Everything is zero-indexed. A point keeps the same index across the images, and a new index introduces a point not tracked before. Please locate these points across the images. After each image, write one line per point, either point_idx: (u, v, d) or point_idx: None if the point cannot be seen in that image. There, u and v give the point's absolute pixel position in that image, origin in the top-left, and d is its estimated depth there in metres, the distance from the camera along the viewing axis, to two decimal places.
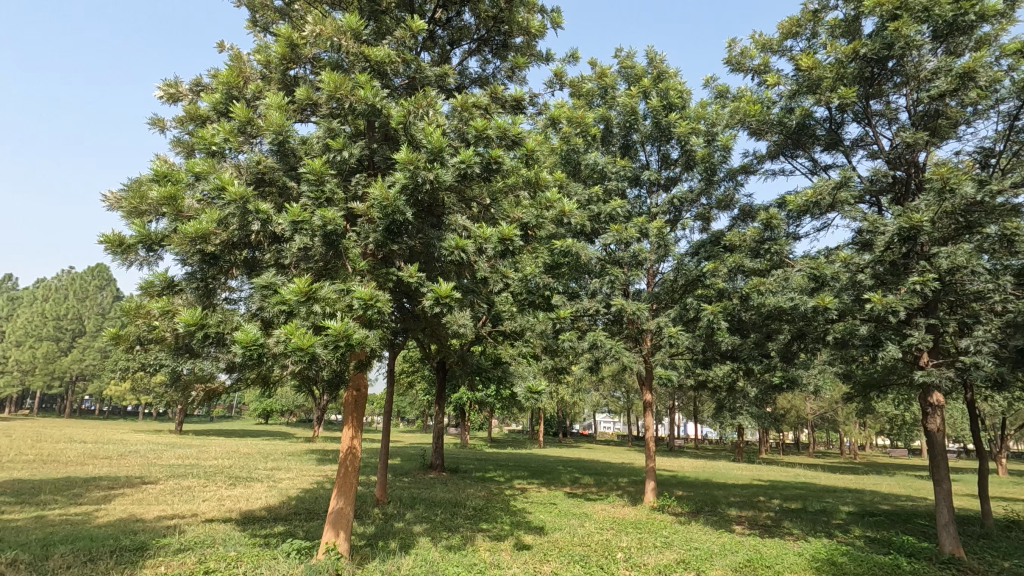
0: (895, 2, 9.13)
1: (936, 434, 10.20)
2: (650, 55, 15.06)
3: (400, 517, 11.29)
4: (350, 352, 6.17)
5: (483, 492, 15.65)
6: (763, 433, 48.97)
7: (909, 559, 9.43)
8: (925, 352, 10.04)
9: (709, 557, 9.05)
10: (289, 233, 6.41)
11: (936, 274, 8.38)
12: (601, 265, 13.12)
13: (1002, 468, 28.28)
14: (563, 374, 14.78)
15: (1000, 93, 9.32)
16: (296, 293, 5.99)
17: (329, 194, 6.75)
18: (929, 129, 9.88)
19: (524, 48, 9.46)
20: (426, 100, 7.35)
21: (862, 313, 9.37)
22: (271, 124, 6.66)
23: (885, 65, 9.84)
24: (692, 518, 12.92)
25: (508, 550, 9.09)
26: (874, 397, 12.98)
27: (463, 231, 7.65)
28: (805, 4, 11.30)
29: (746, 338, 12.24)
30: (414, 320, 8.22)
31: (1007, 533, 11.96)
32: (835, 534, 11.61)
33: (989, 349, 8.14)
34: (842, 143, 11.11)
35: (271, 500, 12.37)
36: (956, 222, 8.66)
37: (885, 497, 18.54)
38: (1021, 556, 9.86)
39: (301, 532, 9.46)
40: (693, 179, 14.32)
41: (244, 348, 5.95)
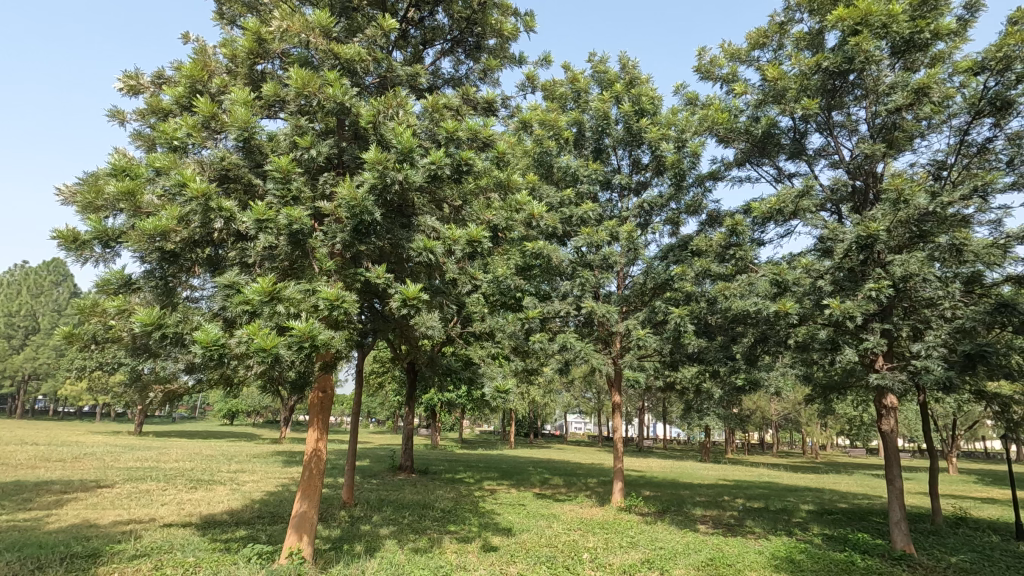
0: (856, 18, 9.19)
1: (889, 435, 10.59)
2: (623, 60, 15.25)
3: (367, 519, 11.18)
4: (314, 353, 6.08)
5: (452, 493, 15.59)
6: (729, 433, 49.88)
7: (864, 556, 9.75)
8: (880, 355, 10.42)
9: (672, 556, 9.23)
10: (253, 231, 6.28)
11: (891, 281, 8.68)
12: (572, 267, 13.21)
13: (952, 467, 29.39)
14: (534, 376, 14.82)
15: (952, 109, 9.77)
16: (259, 293, 5.87)
17: (295, 193, 6.64)
18: (887, 141, 10.25)
19: (497, 50, 9.49)
20: (397, 100, 7.28)
21: (822, 318, 9.66)
22: (236, 120, 6.51)
23: (847, 78, 10.19)
24: (658, 518, 13.12)
25: (474, 552, 9.09)
26: (833, 399, 13.42)
27: (433, 232, 7.62)
28: (772, 16, 11.60)
29: (712, 341, 12.49)
30: (383, 321, 8.15)
31: (955, 530, 12.48)
32: (794, 532, 11.92)
33: (939, 353, 8.51)
34: (805, 153, 11.45)
35: (233, 504, 12.07)
36: (910, 231, 9.05)
37: (844, 497, 18.68)
38: (967, 552, 10.31)
39: (264, 536, 9.27)
40: (663, 184, 14.57)
41: (204, 348, 5.79)
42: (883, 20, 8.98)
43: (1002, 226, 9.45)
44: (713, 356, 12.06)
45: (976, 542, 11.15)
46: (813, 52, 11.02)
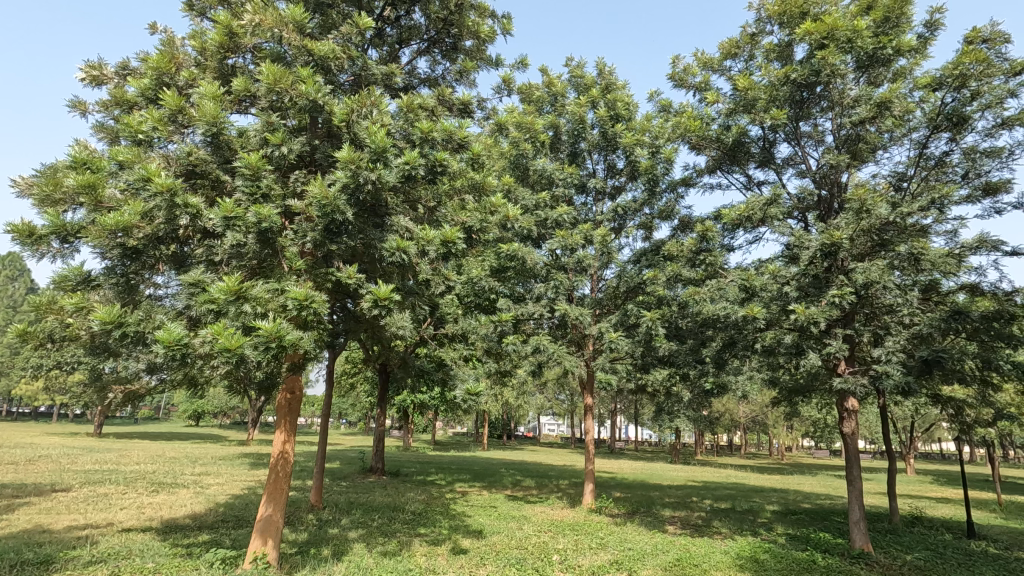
0: (822, 32, 9.50)
1: (850, 437, 10.91)
2: (599, 66, 15.39)
3: (335, 522, 11.00)
4: (282, 354, 5.97)
5: (423, 495, 15.46)
6: (698, 435, 50.74)
7: (825, 555, 10.01)
8: (843, 360, 10.74)
9: (640, 557, 9.35)
10: (220, 229, 6.13)
11: (853, 287, 8.95)
12: (547, 270, 13.26)
13: (909, 467, 30.46)
14: (507, 378, 14.81)
15: (913, 123, 10.14)
16: (225, 292, 5.73)
17: (265, 190, 6.52)
18: (851, 153, 10.59)
19: (474, 51, 9.46)
20: (371, 99, 7.21)
21: (787, 323, 9.91)
22: (204, 114, 6.35)
23: (813, 90, 10.52)
24: (628, 519, 13.27)
25: (444, 555, 9.03)
26: (797, 402, 13.76)
27: (406, 233, 7.55)
28: (744, 27, 11.86)
29: (682, 344, 12.69)
30: (354, 321, 8.11)
31: (911, 529, 12.91)
32: (759, 532, 12.17)
33: (897, 358, 8.84)
34: (773, 161, 11.76)
35: (196, 508, 11.75)
36: (872, 240, 9.25)
37: (808, 497, 19.40)
38: (923, 550, 10.67)
39: (228, 540, 9.05)
40: (637, 189, 14.74)
41: (166, 348, 5.61)
42: (847, 35, 9.30)
43: (957, 236, 9.84)
44: (683, 359, 12.25)
45: (930, 540, 11.57)
46: (783, 63, 11.30)
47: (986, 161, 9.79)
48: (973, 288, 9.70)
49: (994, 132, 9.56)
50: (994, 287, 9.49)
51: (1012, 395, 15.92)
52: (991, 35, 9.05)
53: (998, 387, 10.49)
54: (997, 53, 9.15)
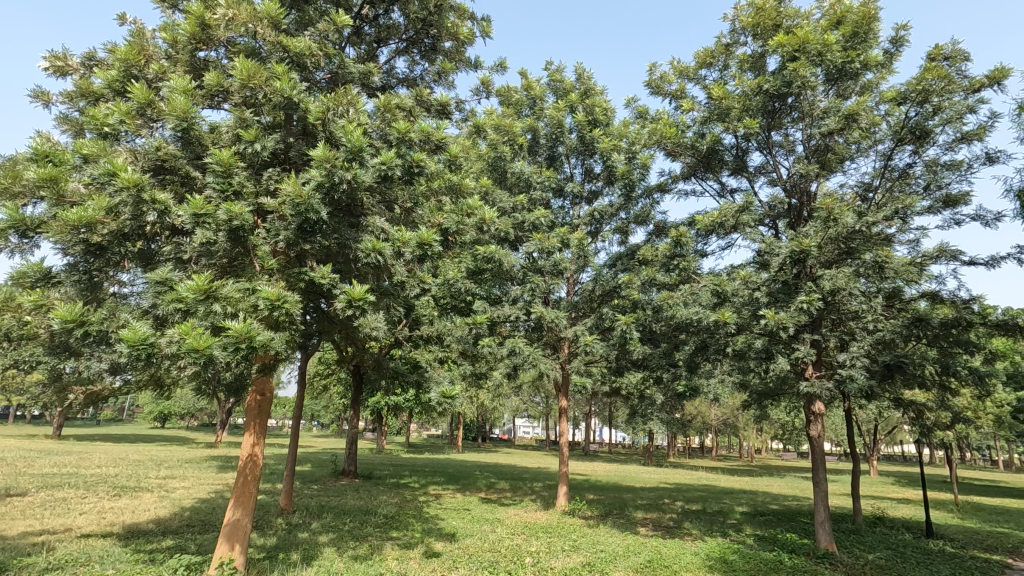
0: (794, 45, 9.75)
1: (817, 440, 11.18)
2: (578, 71, 15.52)
3: (305, 526, 10.81)
4: (252, 354, 5.85)
5: (396, 498, 15.31)
6: (671, 437, 51.47)
7: (791, 555, 10.24)
8: (810, 364, 11.00)
9: (612, 559, 9.42)
10: (189, 226, 5.98)
11: (821, 293, 9.19)
12: (523, 272, 13.28)
13: (872, 469, 31.42)
14: (482, 380, 14.78)
15: (879, 135, 10.47)
16: (194, 291, 5.59)
17: (237, 187, 6.39)
18: (820, 162, 10.88)
19: (453, 53, 9.44)
20: (347, 98, 7.13)
21: (757, 328, 10.13)
22: (174, 109, 6.19)
23: (785, 101, 10.79)
24: (600, 521, 13.37)
25: (416, 558, 8.96)
26: (767, 405, 14.05)
27: (382, 233, 7.48)
28: (718, 37, 12.10)
29: (656, 348, 12.84)
30: (328, 322, 8.01)
31: (873, 529, 13.30)
32: (728, 533, 12.39)
33: (861, 363, 9.09)
34: (746, 169, 12.02)
35: (161, 512, 11.43)
36: (839, 248, 9.51)
37: (774, 497, 20.21)
38: (884, 550, 11.01)
39: (193, 546, 8.82)
40: (613, 193, 14.90)
41: (130, 347, 5.45)
42: (818, 48, 9.57)
43: (919, 245, 10.19)
44: (657, 362, 12.40)
45: (891, 540, 11.94)
46: (756, 74, 11.56)
47: (947, 173, 10.18)
48: (933, 296, 10.07)
49: (954, 146, 9.95)
50: (952, 294, 9.88)
51: (968, 399, 16.57)
52: (951, 53, 9.44)
53: (955, 392, 10.90)
54: (957, 70, 9.54)
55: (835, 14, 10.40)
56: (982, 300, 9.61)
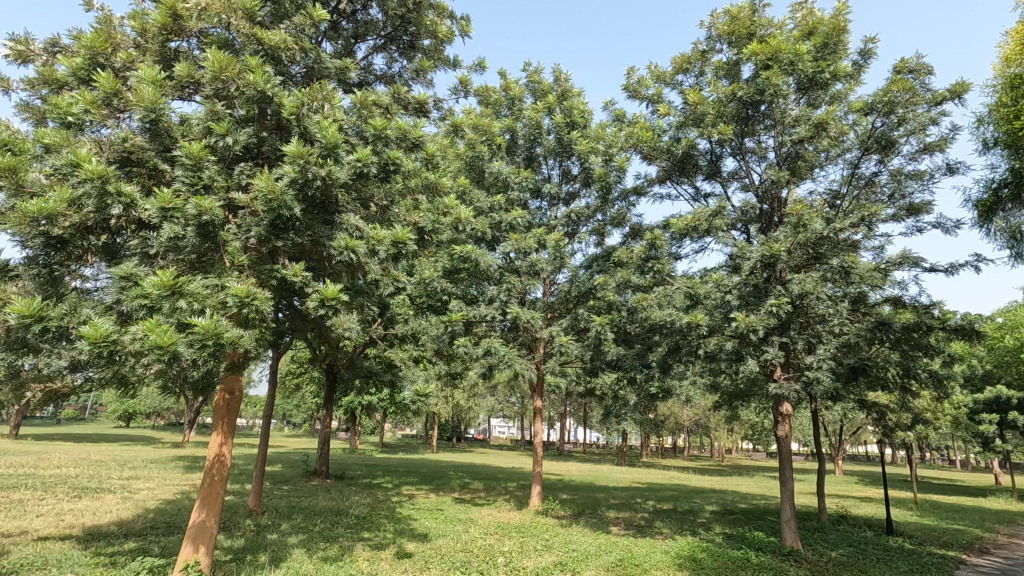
0: (767, 53, 9.97)
1: (784, 440, 11.42)
2: (556, 73, 15.59)
3: (275, 527, 10.62)
4: (219, 352, 5.73)
5: (368, 499, 15.16)
6: (644, 437, 52.02)
7: (758, 552, 10.46)
8: (779, 366, 11.24)
9: (584, 558, 9.50)
10: (157, 220, 5.83)
11: (790, 297, 9.40)
12: (500, 273, 13.28)
13: (837, 468, 32.33)
14: (458, 380, 14.73)
15: (847, 144, 10.77)
16: (159, 287, 5.42)
17: (207, 181, 6.26)
18: (791, 169, 11.17)
19: (432, 51, 9.42)
20: (322, 94, 7.01)
21: (728, 330, 10.31)
22: (142, 99, 6.02)
23: (758, 108, 11.03)
24: (573, 521, 13.44)
25: (387, 559, 8.89)
26: (737, 406, 14.30)
27: (356, 231, 7.39)
28: (695, 44, 12.29)
29: (630, 349, 13.00)
30: (300, 320, 7.91)
31: (838, 527, 13.66)
32: (698, 532, 12.59)
33: (828, 364, 9.33)
34: (719, 174, 12.26)
35: (123, 514, 11.11)
36: (807, 253, 9.74)
37: (744, 497, 20.51)
38: (847, 547, 11.31)
39: (157, 548, 8.60)
40: (590, 195, 15.01)
41: (92, 344, 5.28)
42: (790, 58, 9.82)
43: (883, 252, 10.53)
44: (630, 363, 12.56)
45: (854, 537, 12.28)
46: (730, 81, 11.79)
47: (910, 183, 10.55)
48: (896, 301, 10.42)
49: (917, 156, 10.30)
50: (914, 300, 10.23)
51: (927, 401, 17.16)
52: (916, 67, 9.79)
53: (916, 394, 11.27)
54: (921, 83, 9.88)
55: (807, 25, 10.67)
56: (943, 305, 9.97)
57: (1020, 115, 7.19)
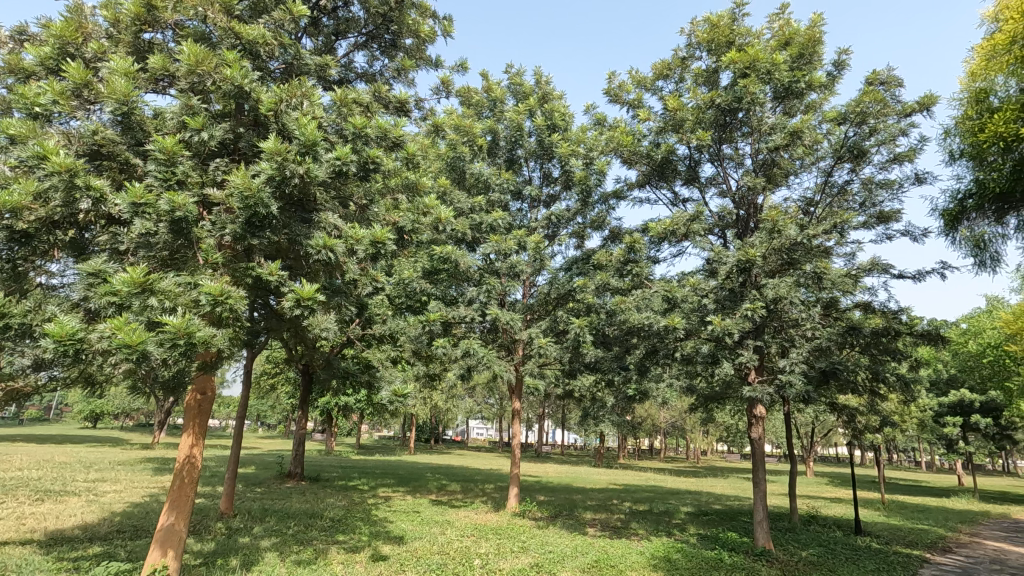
0: (745, 62, 10.15)
1: (758, 442, 11.62)
2: (538, 75, 15.64)
3: (246, 531, 10.42)
4: (191, 352, 5.60)
5: (344, 501, 14.97)
6: (621, 439, 52.40)
7: (731, 553, 10.62)
8: (754, 369, 11.42)
9: (560, 559, 9.53)
10: (127, 215, 5.69)
11: (764, 301, 9.57)
12: (480, 274, 13.25)
13: (808, 469, 33.03)
14: (436, 381, 14.66)
15: (821, 152, 11.02)
16: (129, 284, 5.28)
17: (181, 177, 6.12)
18: (767, 176, 11.38)
19: (414, 50, 9.37)
20: (301, 90, 6.92)
21: (705, 333, 10.45)
22: (114, 91, 5.88)
23: (736, 116, 11.22)
24: (550, 522, 13.48)
25: (362, 562, 8.80)
26: (713, 408, 14.50)
27: (334, 230, 7.29)
28: (675, 51, 12.44)
29: (608, 351, 13.09)
30: (276, 320, 7.78)
31: (808, 527, 13.94)
32: (673, 533, 12.73)
33: (800, 368, 9.52)
34: (698, 180, 12.43)
35: (88, 517, 10.79)
36: (782, 258, 9.94)
37: (718, 498, 20.81)
38: (817, 547, 11.55)
39: (123, 552, 8.37)
40: (571, 198, 15.09)
41: (56, 343, 5.12)
42: (767, 67, 10.02)
43: (855, 258, 10.79)
44: (608, 365, 12.65)
45: (823, 537, 12.55)
46: (709, 88, 11.97)
47: (881, 192, 10.84)
48: (866, 306, 10.70)
49: (887, 166, 10.59)
50: (883, 305, 10.51)
51: (894, 404, 17.64)
52: (887, 79, 10.07)
53: (884, 397, 11.57)
54: (892, 95, 10.17)
55: (784, 35, 10.90)
56: (910, 311, 10.26)
57: (984, 127, 7.44)
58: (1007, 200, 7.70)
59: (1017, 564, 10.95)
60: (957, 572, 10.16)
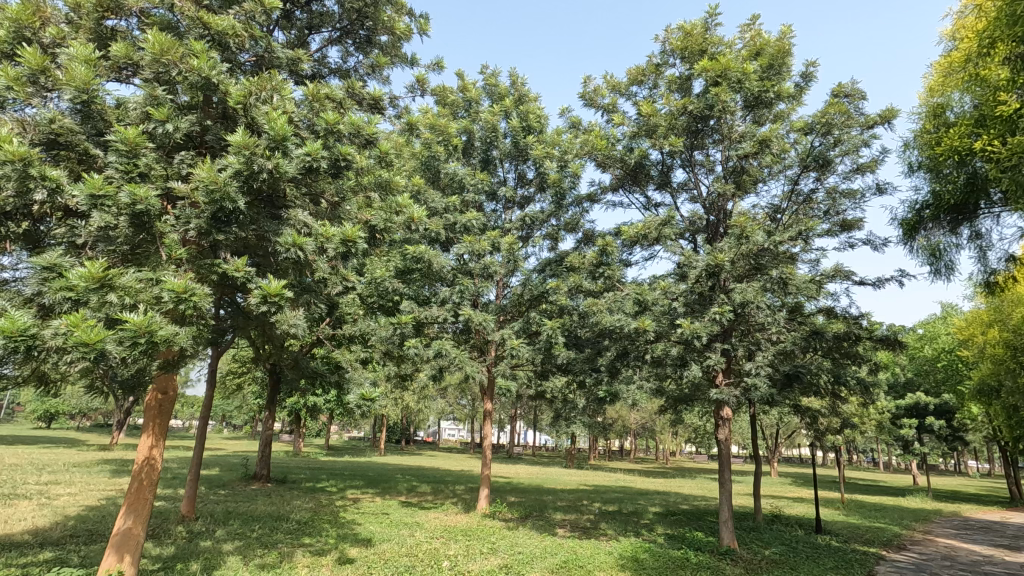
0: (717, 70, 10.35)
1: (724, 443, 11.85)
2: (513, 77, 15.67)
3: (208, 534, 10.13)
4: (152, 350, 5.42)
5: (311, 503, 14.70)
6: (592, 441, 52.77)
7: (697, 552, 10.81)
8: (721, 371, 11.65)
9: (530, 560, 9.55)
10: (85, 208, 5.47)
11: (732, 305, 9.76)
12: (453, 274, 13.19)
13: (773, 470, 33.88)
14: (407, 382, 14.53)
15: (788, 160, 11.31)
16: (86, 279, 5.08)
17: (143, 169, 5.92)
18: (736, 183, 11.64)
19: (389, 47, 9.27)
20: (272, 84, 6.77)
21: (674, 336, 10.60)
22: (73, 79, 5.67)
23: (707, 123, 11.44)
24: (519, 523, 13.49)
25: (328, 565, 8.66)
26: (681, 409, 14.74)
27: (304, 227, 7.15)
28: (649, 57, 12.61)
29: (580, 352, 13.18)
30: (243, 318, 7.60)
31: (772, 526, 14.29)
32: (641, 533, 12.89)
33: (766, 371, 9.75)
34: (670, 185, 12.62)
35: (39, 522, 10.35)
36: (749, 263, 10.18)
37: (685, 498, 21.17)
38: (779, 545, 11.84)
39: (76, 558, 8.04)
40: (545, 200, 15.15)
41: (6, 339, 4.88)
42: (738, 76, 10.22)
43: (818, 264, 11.11)
44: (580, 366, 12.73)
45: (786, 536, 12.88)
46: (682, 95, 12.19)
47: (844, 201, 11.21)
48: (828, 311, 11.04)
49: (850, 176, 10.95)
50: (845, 310, 10.87)
51: (855, 406, 18.22)
52: (851, 92, 10.41)
53: (845, 399, 11.93)
54: (856, 107, 10.51)
55: (754, 46, 11.16)
56: (870, 316, 10.63)
57: (940, 141, 7.80)
58: (960, 211, 8.18)
59: (967, 560, 11.41)
60: (911, 569, 10.53)
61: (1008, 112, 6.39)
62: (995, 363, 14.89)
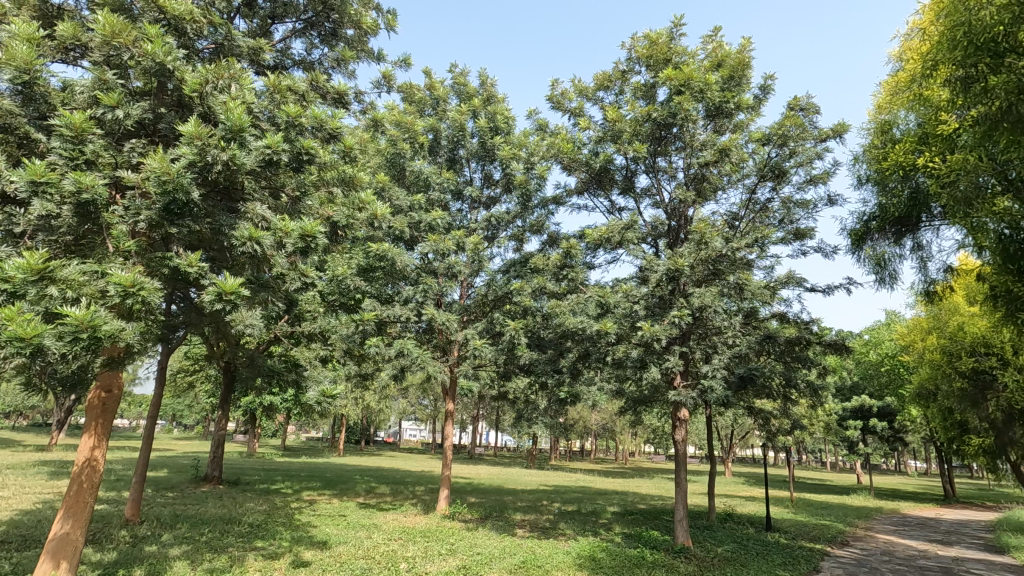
0: (680, 80, 10.59)
1: (681, 443, 12.11)
2: (482, 77, 15.63)
3: (154, 539, 9.73)
4: (95, 346, 5.15)
5: (265, 505, 14.28)
6: (553, 441, 53.12)
7: (652, 550, 11.02)
8: (679, 374, 11.90)
9: (488, 561, 9.53)
10: (25, 195, 5.17)
11: (691, 309, 9.99)
12: (416, 273, 13.06)
13: (727, 469, 34.87)
14: (368, 381, 14.28)
15: (747, 169, 11.66)
16: (25, 270, 4.81)
17: (90, 156, 5.64)
18: (697, 190, 11.94)
19: (355, 41, 9.10)
20: (230, 72, 6.55)
21: (635, 338, 10.77)
22: (13, 58, 5.34)
23: (670, 130, 11.67)
24: (479, 524, 13.45)
25: (281, 569, 8.43)
26: (641, 410, 14.99)
27: (262, 222, 6.95)
28: (616, 63, 12.80)
29: (542, 353, 13.25)
30: (196, 315, 7.33)
31: (724, 524, 14.71)
32: (599, 533, 13.06)
33: (722, 373, 10.01)
34: (633, 190, 12.82)
35: None
36: (708, 269, 10.46)
37: (643, 497, 21.53)
38: (731, 543, 12.17)
39: (7, 565, 7.59)
40: (511, 201, 15.17)
41: None
42: (700, 86, 10.47)
43: (773, 271, 11.49)
44: (542, 367, 12.79)
45: (737, 534, 13.26)
46: (647, 102, 12.42)
47: (797, 211, 11.64)
48: (782, 316, 11.44)
49: (804, 186, 11.37)
50: (796, 316, 11.29)
51: (804, 408, 18.94)
52: (806, 106, 10.81)
53: (796, 401, 12.36)
54: (810, 120, 10.94)
55: (716, 57, 11.47)
56: (820, 322, 11.07)
57: (886, 156, 8.21)
58: (905, 223, 8.59)
59: (904, 554, 12.00)
60: (853, 564, 11.01)
61: (949, 131, 6.82)
62: (933, 368, 15.73)
